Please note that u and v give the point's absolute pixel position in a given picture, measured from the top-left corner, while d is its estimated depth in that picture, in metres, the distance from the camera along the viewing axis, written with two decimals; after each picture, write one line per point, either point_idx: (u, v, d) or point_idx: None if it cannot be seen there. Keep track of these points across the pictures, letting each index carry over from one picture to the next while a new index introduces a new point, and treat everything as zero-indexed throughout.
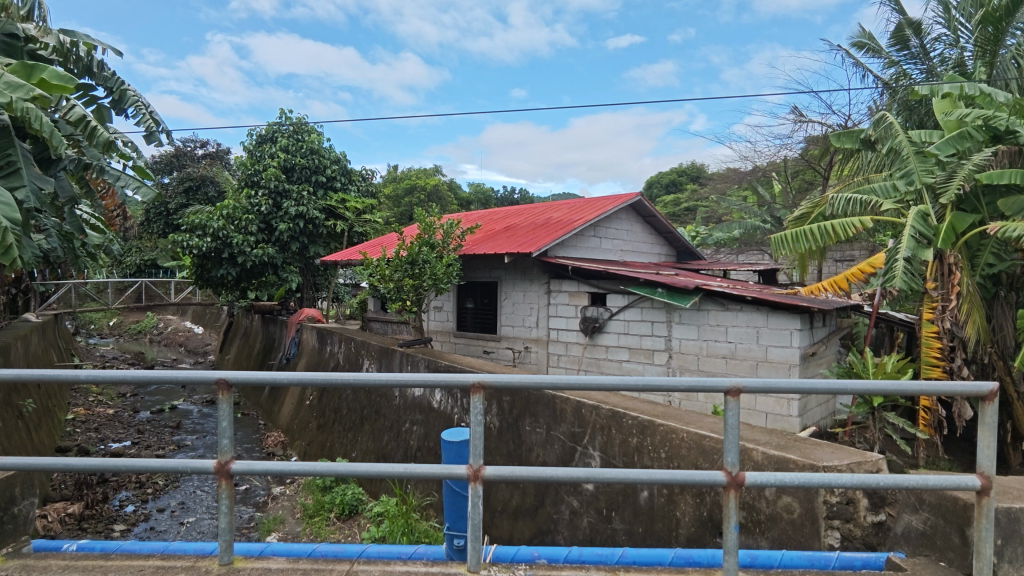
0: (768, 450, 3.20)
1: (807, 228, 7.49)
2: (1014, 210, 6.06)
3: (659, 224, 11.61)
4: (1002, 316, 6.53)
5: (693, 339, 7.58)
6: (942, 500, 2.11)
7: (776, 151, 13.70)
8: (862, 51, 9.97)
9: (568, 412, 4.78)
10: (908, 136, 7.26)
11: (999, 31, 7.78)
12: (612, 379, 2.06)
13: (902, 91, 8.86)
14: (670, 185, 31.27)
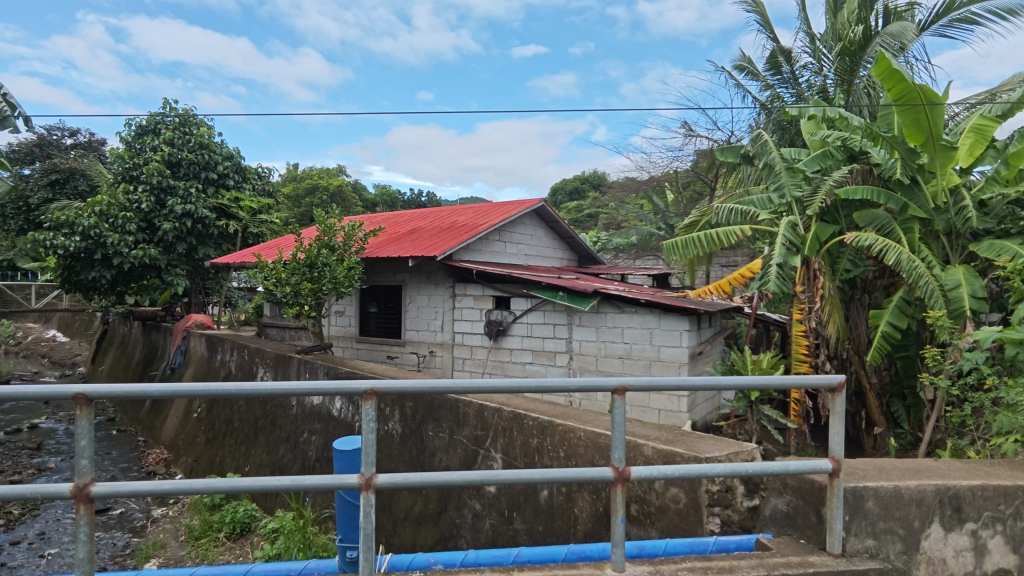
0: (657, 445, 3.35)
1: (695, 235, 8.00)
2: (866, 222, 6.87)
3: (561, 229, 11.95)
4: (858, 315, 7.33)
5: (592, 340, 7.86)
6: (802, 483, 2.32)
7: (668, 162, 14.56)
8: (742, 73, 10.82)
9: (470, 416, 4.78)
10: (781, 153, 7.98)
11: (854, 62, 8.78)
12: (506, 381, 2.09)
13: (776, 112, 9.71)
14: (573, 192, 32.30)
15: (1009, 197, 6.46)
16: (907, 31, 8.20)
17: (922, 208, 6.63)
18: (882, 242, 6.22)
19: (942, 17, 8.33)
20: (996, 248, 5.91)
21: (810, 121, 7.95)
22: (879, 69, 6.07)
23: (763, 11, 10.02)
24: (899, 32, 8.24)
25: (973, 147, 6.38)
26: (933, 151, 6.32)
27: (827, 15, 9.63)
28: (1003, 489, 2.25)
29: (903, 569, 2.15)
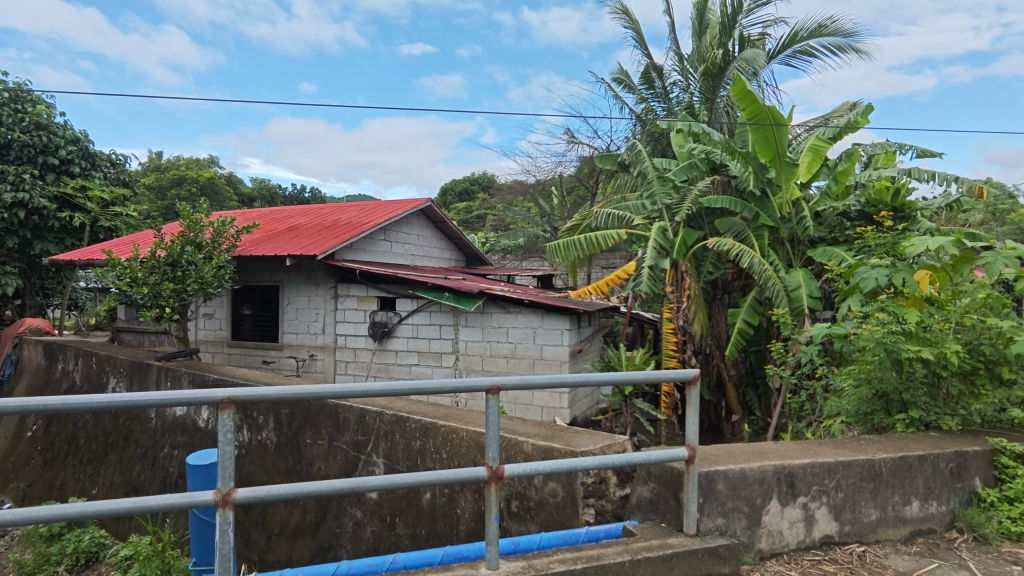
0: (536, 442, 3.38)
1: (576, 237, 8.34)
2: (726, 229, 7.51)
3: (449, 229, 11.92)
4: (719, 314, 8.02)
5: (477, 341, 7.92)
6: (664, 471, 2.48)
7: (553, 168, 15.07)
8: (620, 86, 11.44)
9: (351, 421, 4.59)
10: (653, 163, 8.55)
11: (716, 83, 9.61)
12: (380, 385, 2.09)
13: (649, 124, 10.38)
14: (463, 193, 32.35)
15: (838, 210, 7.41)
16: (759, 57, 9.19)
17: (771, 217, 7.40)
18: (738, 248, 6.85)
19: (787, 48, 9.35)
20: (828, 254, 6.75)
21: (678, 134, 8.59)
22: (736, 89, 6.65)
23: (638, 28, 10.66)
24: (752, 58, 9.19)
25: (811, 163, 7.15)
26: (779, 167, 7.06)
27: (693, 37, 10.45)
28: (827, 465, 2.56)
29: (748, 543, 2.39)
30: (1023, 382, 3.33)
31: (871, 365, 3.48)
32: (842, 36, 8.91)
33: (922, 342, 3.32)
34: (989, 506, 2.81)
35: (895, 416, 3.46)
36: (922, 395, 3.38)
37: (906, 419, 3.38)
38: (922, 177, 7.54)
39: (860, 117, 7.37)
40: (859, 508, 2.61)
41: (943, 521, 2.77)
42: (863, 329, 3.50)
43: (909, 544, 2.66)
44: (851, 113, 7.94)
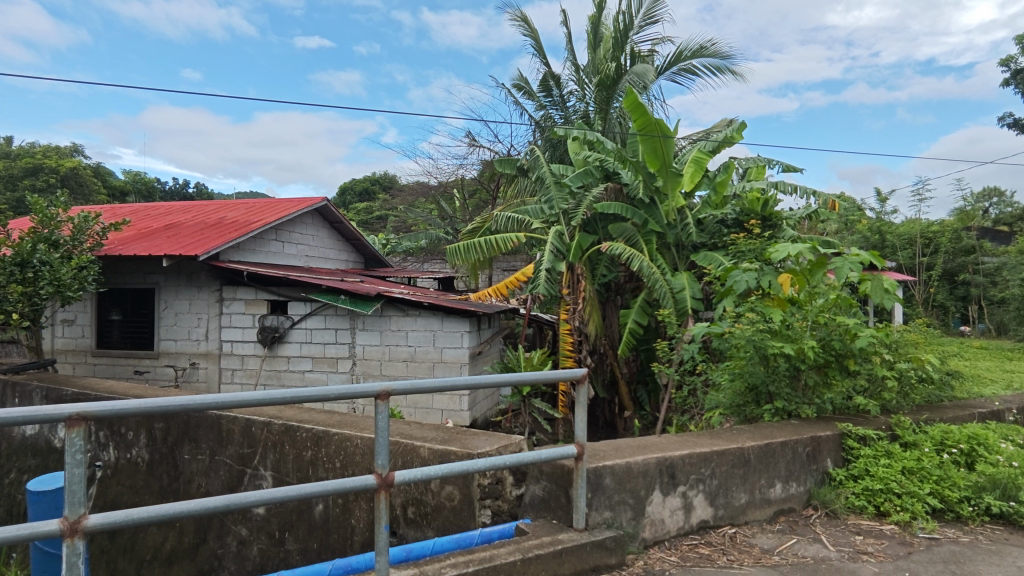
0: (433, 446, 3.25)
1: (476, 240, 8.38)
2: (619, 234, 7.90)
3: (346, 230, 11.53)
4: (613, 315, 8.35)
5: (376, 345, 7.75)
6: (555, 469, 2.54)
7: (454, 170, 15.04)
8: (520, 92, 11.63)
9: (235, 433, 4.28)
10: (551, 168, 8.79)
11: (610, 94, 10.06)
12: (254, 392, 1.95)
13: (548, 131, 10.65)
14: (363, 193, 31.41)
15: (717, 217, 7.96)
16: (648, 73, 9.79)
17: (658, 223, 7.85)
18: (629, 252, 7.22)
19: (673, 65, 9.97)
20: (709, 258, 7.29)
21: (574, 141, 8.90)
22: (627, 101, 6.96)
23: (537, 37, 10.90)
24: (642, 73, 9.74)
25: (694, 173, 7.59)
26: (666, 176, 7.46)
27: (588, 49, 10.85)
28: (703, 454, 2.76)
29: (632, 533, 2.51)
30: (865, 372, 3.76)
31: (744, 360, 3.79)
32: (721, 58, 9.65)
33: (785, 339, 3.67)
34: (837, 484, 3.16)
35: (763, 406, 3.80)
36: (784, 386, 3.75)
37: (772, 409, 3.73)
38: (787, 190, 8.34)
39: (736, 132, 8.06)
40: (731, 493, 2.83)
41: (801, 500, 3.08)
42: (736, 328, 3.79)
43: (774, 522, 2.92)
44: (728, 129, 8.62)
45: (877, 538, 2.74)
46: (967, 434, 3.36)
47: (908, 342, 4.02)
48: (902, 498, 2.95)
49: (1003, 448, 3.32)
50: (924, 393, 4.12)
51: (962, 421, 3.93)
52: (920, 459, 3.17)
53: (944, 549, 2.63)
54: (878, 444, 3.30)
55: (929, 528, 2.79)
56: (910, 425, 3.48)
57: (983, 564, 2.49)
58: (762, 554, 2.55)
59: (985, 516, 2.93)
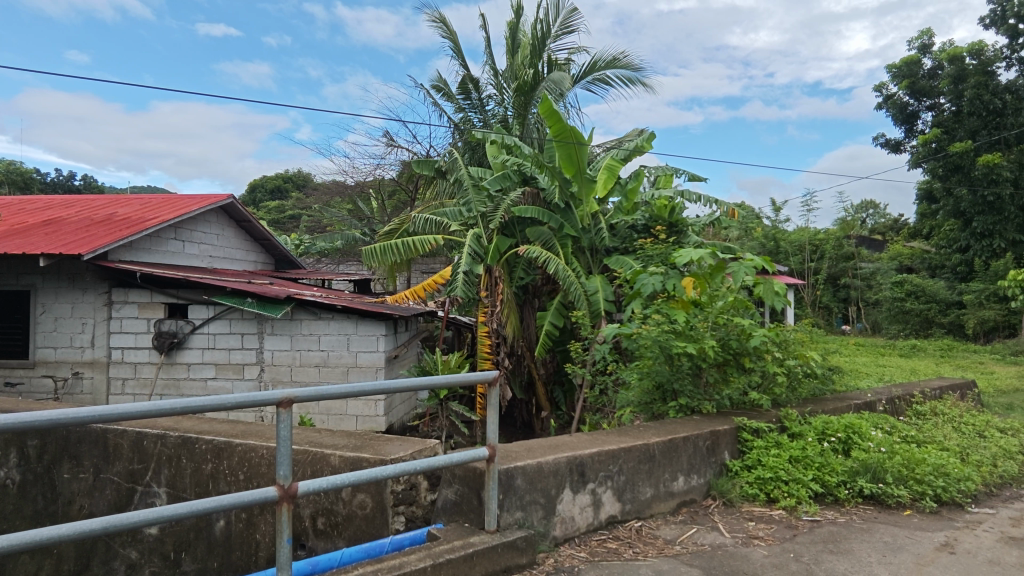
0: (344, 453, 3.12)
1: (393, 242, 8.23)
2: (536, 237, 8.05)
3: (254, 229, 10.97)
4: (530, 317, 8.48)
5: (285, 350, 7.42)
6: (467, 471, 2.53)
7: (372, 170, 14.69)
8: (439, 93, 11.54)
9: (123, 448, 3.93)
10: (469, 171, 8.79)
11: (528, 99, 10.20)
12: (131, 405, 1.78)
13: (467, 134, 10.66)
14: (275, 191, 29.95)
15: (628, 223, 8.29)
16: (564, 80, 9.97)
17: (573, 227, 8.08)
18: (545, 255, 7.37)
19: (588, 75, 10.26)
20: (620, 262, 7.58)
21: (493, 145, 8.96)
22: (544, 107, 7.05)
23: (456, 39, 10.86)
24: (558, 80, 9.94)
25: (607, 180, 7.75)
26: (581, 182, 7.65)
27: (507, 54, 10.95)
28: (611, 452, 2.86)
29: (543, 532, 2.56)
30: (759, 369, 4.04)
31: (651, 360, 3.97)
32: (632, 70, 10.04)
33: (687, 339, 3.87)
34: (734, 474, 3.37)
35: (668, 403, 4.00)
36: (687, 384, 3.96)
37: (677, 406, 3.94)
38: (692, 198, 8.82)
39: (645, 142, 8.45)
40: (638, 488, 2.95)
41: (701, 491, 3.25)
42: (643, 329, 3.97)
43: (676, 514, 3.07)
44: (639, 139, 8.99)
45: (768, 523, 2.95)
46: (845, 424, 3.69)
47: (796, 341, 4.36)
48: (789, 484, 3.20)
49: (874, 435, 3.67)
50: (809, 388, 4.49)
51: (841, 412, 4.31)
52: (805, 448, 3.44)
53: (824, 530, 2.87)
54: (769, 436, 3.54)
55: (812, 511, 3.04)
56: (797, 417, 3.78)
57: (856, 542, 2.74)
58: (665, 545, 2.67)
59: (858, 498, 3.24)
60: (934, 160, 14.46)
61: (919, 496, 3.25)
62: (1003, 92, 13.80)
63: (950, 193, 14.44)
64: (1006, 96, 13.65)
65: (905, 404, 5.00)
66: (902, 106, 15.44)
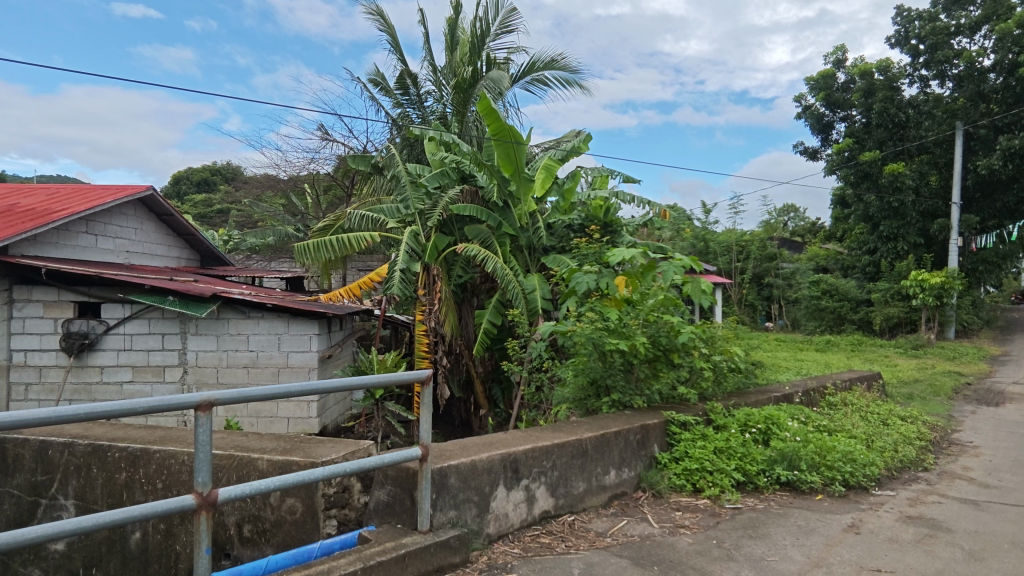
0: (273, 457, 3.00)
1: (327, 239, 8.01)
2: (474, 236, 8.03)
3: (177, 223, 10.38)
4: (468, 315, 8.46)
5: (211, 351, 7.07)
6: (400, 472, 2.50)
7: (305, 164, 14.22)
8: (376, 88, 11.30)
9: (25, 458, 3.62)
10: (407, 168, 8.66)
11: (467, 96, 10.15)
12: (26, 411, 1.62)
13: (405, 130, 10.50)
14: (201, 183, 28.47)
15: (565, 222, 8.41)
16: (503, 79, 9.95)
17: (511, 226, 8.12)
18: (483, 253, 7.38)
19: (527, 75, 10.33)
20: (557, 261, 7.68)
21: (431, 142, 8.87)
22: (482, 105, 7.04)
23: (393, 32, 10.66)
24: (497, 79, 9.93)
25: (545, 179, 7.82)
26: (519, 181, 7.69)
27: (445, 52, 10.87)
28: (544, 448, 2.90)
29: (477, 530, 2.56)
30: (687, 364, 4.19)
31: (586, 357, 4.07)
32: (570, 72, 10.19)
33: (620, 336, 3.97)
34: (662, 466, 3.49)
35: (602, 399, 4.10)
36: (619, 380, 4.07)
37: (610, 401, 4.04)
38: (626, 199, 9.05)
39: (582, 143, 8.60)
40: (570, 483, 3.00)
41: (632, 484, 3.34)
42: (578, 326, 4.04)
43: (608, 507, 3.14)
44: (576, 141, 9.15)
45: (693, 512, 3.08)
46: (765, 416, 3.89)
47: (722, 337, 4.55)
48: (713, 474, 3.35)
49: (791, 425, 3.90)
50: (734, 382, 4.71)
51: (761, 404, 4.56)
52: (728, 439, 3.62)
53: (745, 517, 3.03)
54: (696, 428, 3.70)
55: (733, 499, 3.19)
56: (721, 410, 3.96)
57: (773, 526, 2.91)
58: (596, 538, 2.74)
59: (776, 484, 3.43)
60: (846, 168, 15.49)
61: (830, 481, 3.48)
62: (906, 106, 14.94)
63: (861, 199, 15.53)
64: (908, 110, 14.81)
65: (819, 395, 5.33)
66: (818, 116, 16.45)
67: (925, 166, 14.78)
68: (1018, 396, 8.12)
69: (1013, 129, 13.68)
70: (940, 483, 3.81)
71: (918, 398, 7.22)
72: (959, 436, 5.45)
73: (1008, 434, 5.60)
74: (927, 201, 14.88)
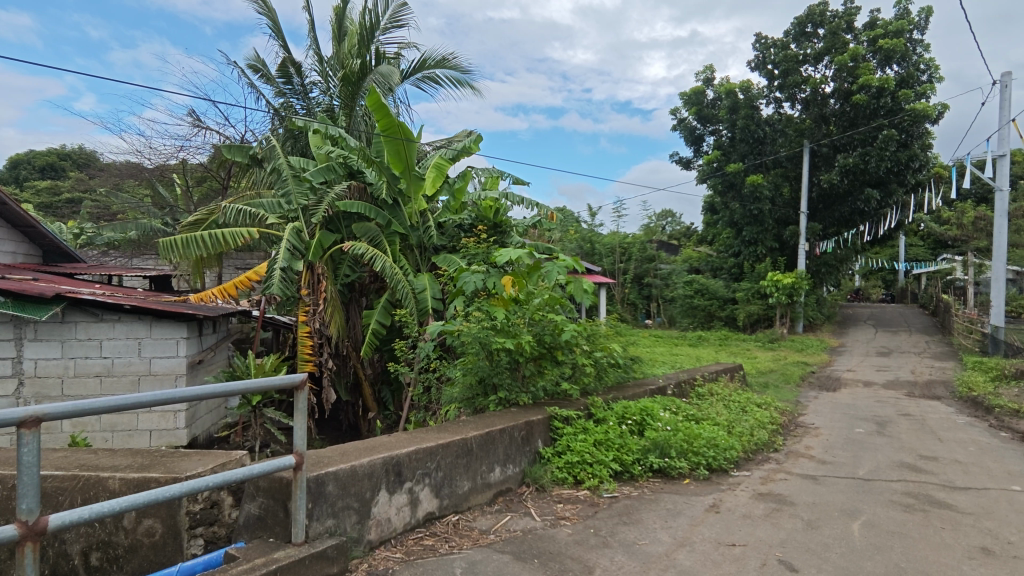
0: (126, 475, 2.70)
1: (197, 234, 7.39)
2: (362, 234, 7.78)
3: (11, 214, 9.08)
4: (355, 315, 8.17)
5: (55, 359, 6.25)
6: (272, 483, 2.37)
7: (172, 152, 13.00)
8: (255, 74, 10.59)
9: None
10: (289, 161, 8.20)
11: (355, 90, 9.77)
12: None
13: (287, 121, 9.95)
14: (46, 169, 25.13)
15: (455, 222, 8.39)
16: (393, 74, 9.79)
17: (401, 225, 7.97)
18: (371, 252, 7.19)
19: (417, 72, 10.19)
20: (447, 261, 7.64)
21: (316, 135, 8.48)
22: (371, 99, 6.84)
23: (275, 17, 10.06)
24: (387, 74, 9.72)
25: (435, 178, 7.76)
26: (408, 179, 7.58)
27: (332, 41, 10.42)
28: (428, 449, 2.87)
29: (356, 537, 2.47)
30: (570, 361, 4.35)
31: (474, 356, 4.09)
32: (461, 72, 10.18)
33: (506, 335, 4.03)
34: (546, 461, 3.59)
35: (489, 397, 4.14)
36: (506, 378, 4.14)
37: (497, 399, 4.09)
38: (516, 201, 9.22)
39: (473, 143, 8.64)
40: (455, 482, 3.00)
41: (517, 479, 3.40)
42: (466, 326, 4.05)
43: (492, 504, 3.17)
44: (467, 141, 9.16)
45: (574, 503, 3.20)
46: (640, 408, 4.14)
47: (603, 335, 4.77)
48: (593, 466, 3.50)
49: (663, 416, 4.18)
50: (614, 377, 4.94)
51: (638, 397, 4.85)
52: (607, 431, 3.81)
53: (620, 504, 3.20)
54: (577, 422, 3.85)
55: (611, 488, 3.37)
56: (602, 404, 4.15)
57: (645, 512, 3.09)
58: (480, 535, 2.76)
59: (649, 472, 3.66)
60: (714, 177, 17.12)
61: (695, 466, 3.79)
62: (764, 124, 16.59)
63: (727, 206, 17.05)
64: (765, 127, 16.50)
65: (689, 387, 5.77)
66: (690, 128, 17.82)
67: (779, 178, 16.46)
68: (850, 382, 9.31)
69: (848, 148, 15.65)
70: (787, 462, 4.27)
71: (772, 387, 8.03)
72: (804, 419, 6.15)
73: (842, 415, 6.41)
74: (781, 210, 16.60)
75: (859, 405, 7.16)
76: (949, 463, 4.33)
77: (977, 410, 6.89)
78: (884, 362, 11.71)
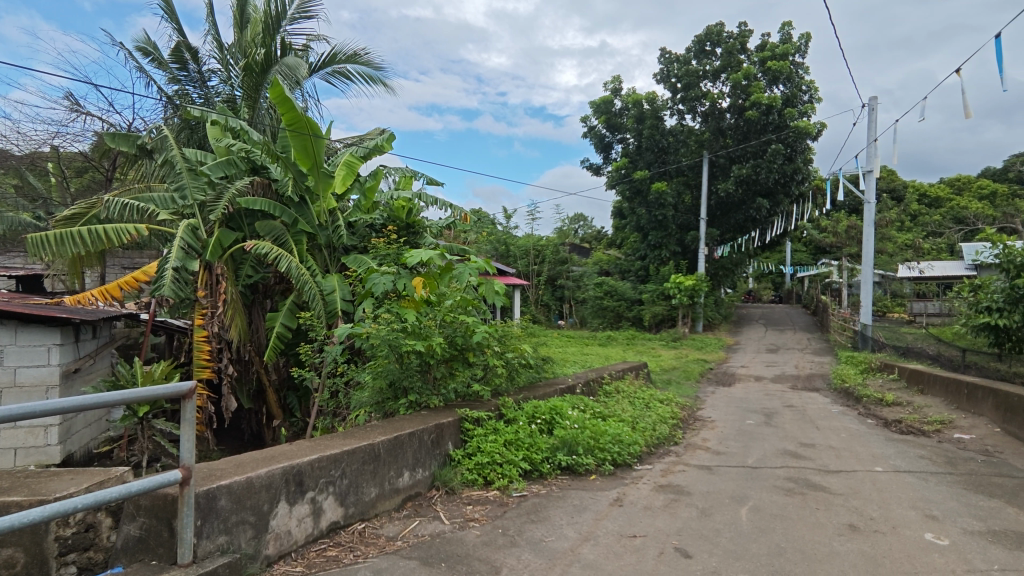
0: None
1: (74, 229, 6.71)
2: (265, 232, 7.34)
3: None
4: (258, 318, 7.75)
5: None
6: (156, 500, 2.19)
7: (44, 140, 11.73)
8: (145, 57, 9.78)
9: None
10: (184, 153, 7.62)
11: (259, 80, 9.20)
12: None
13: (182, 110, 9.29)
14: None
15: (366, 221, 8.17)
16: (299, 67, 9.12)
17: (308, 223, 7.65)
18: (276, 251, 6.83)
19: (327, 66, 9.84)
20: (356, 261, 7.42)
21: (214, 126, 7.94)
22: (275, 91, 6.52)
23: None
24: (293, 66, 9.06)
25: (345, 177, 7.55)
26: (317, 176, 7.28)
27: (234, 28, 9.83)
28: (332, 457, 2.77)
29: (252, 553, 2.34)
30: (480, 363, 4.36)
31: (384, 359, 4.00)
32: (373, 68, 9.93)
33: (416, 337, 3.96)
34: (456, 463, 3.57)
35: (399, 401, 4.07)
36: (416, 381, 4.08)
37: (407, 403, 4.03)
38: (429, 201, 9.12)
39: (384, 141, 8.45)
40: (361, 490, 2.92)
41: (426, 483, 3.35)
42: (374, 328, 3.93)
43: (401, 509, 3.12)
44: (379, 140, 8.93)
45: (483, 504, 3.21)
46: (550, 407, 4.22)
47: (515, 336, 4.80)
48: (503, 466, 3.53)
49: (571, 414, 4.28)
50: (526, 377, 5.00)
51: (548, 396, 4.95)
52: (517, 431, 3.85)
53: (529, 503, 3.25)
54: (487, 423, 3.86)
55: (519, 488, 3.41)
56: (512, 404, 4.19)
57: (553, 509, 3.16)
58: (387, 542, 2.70)
59: (557, 470, 3.73)
60: (622, 184, 17.78)
61: (601, 462, 3.92)
62: (668, 134, 17.50)
63: (634, 212, 17.85)
64: (668, 137, 17.37)
65: (597, 386, 5.96)
66: (600, 136, 18.44)
67: (681, 186, 17.43)
68: (743, 377, 10.01)
69: (742, 160, 16.84)
70: (686, 454, 4.51)
71: (674, 383, 8.49)
72: (701, 412, 6.53)
73: (735, 408, 6.88)
74: (683, 216, 17.56)
75: (750, 398, 7.72)
76: (825, 449, 4.76)
77: (849, 400, 7.64)
78: (772, 358, 12.72)
